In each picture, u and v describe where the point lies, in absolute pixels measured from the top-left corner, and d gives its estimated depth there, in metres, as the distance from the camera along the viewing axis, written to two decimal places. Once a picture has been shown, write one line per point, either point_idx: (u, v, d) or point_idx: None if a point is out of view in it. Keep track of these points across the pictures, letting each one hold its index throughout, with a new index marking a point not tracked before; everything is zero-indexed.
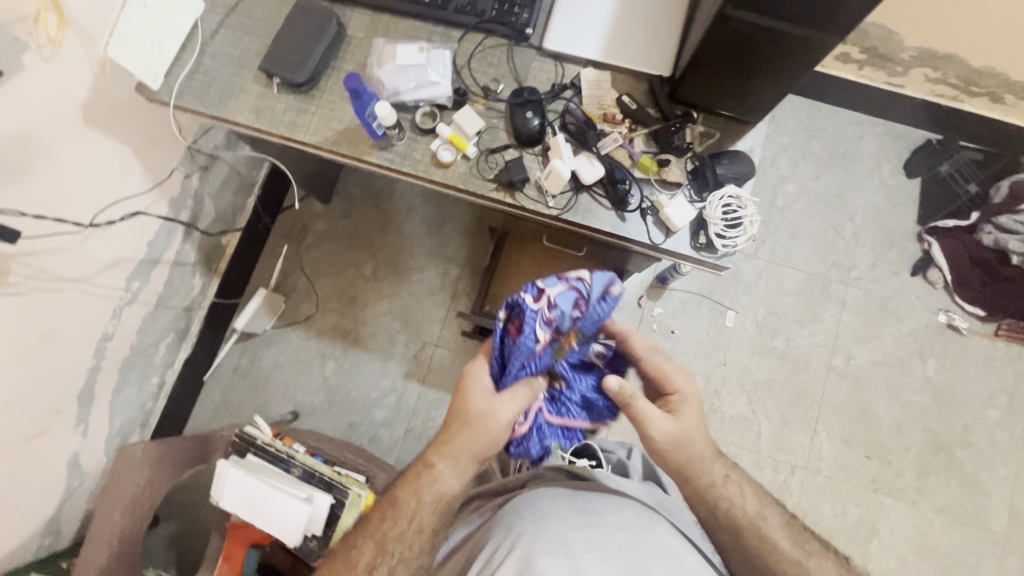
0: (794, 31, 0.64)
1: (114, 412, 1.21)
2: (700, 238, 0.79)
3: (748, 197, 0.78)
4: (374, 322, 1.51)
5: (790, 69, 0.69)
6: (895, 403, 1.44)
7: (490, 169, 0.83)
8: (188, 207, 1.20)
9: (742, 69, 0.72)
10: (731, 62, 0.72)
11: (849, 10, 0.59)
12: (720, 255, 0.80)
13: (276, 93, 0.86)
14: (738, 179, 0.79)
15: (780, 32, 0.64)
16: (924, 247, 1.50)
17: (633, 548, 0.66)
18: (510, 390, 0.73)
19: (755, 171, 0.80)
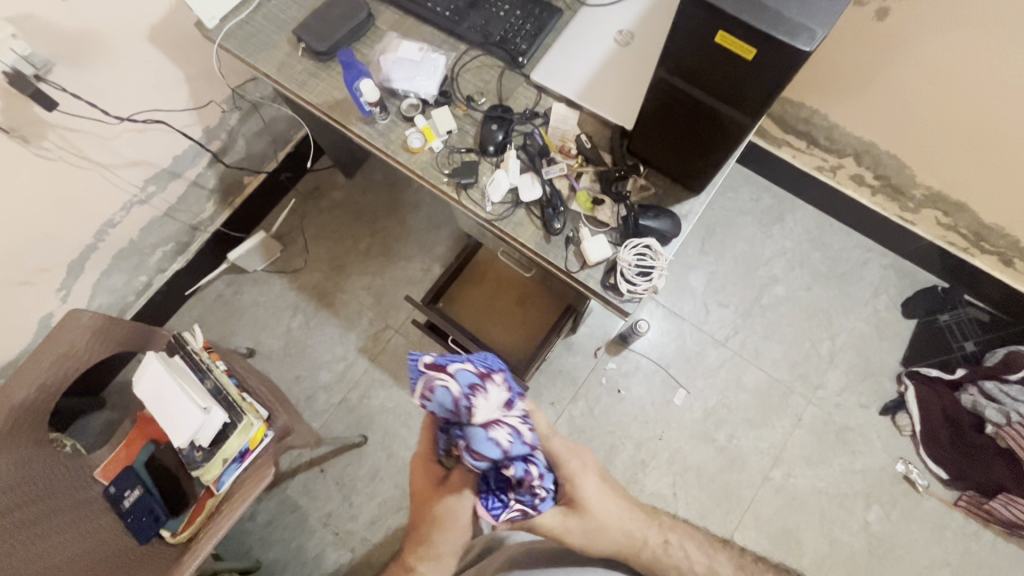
0: (718, 105, 0.69)
1: (96, 292, 1.35)
2: (610, 279, 0.84)
3: (663, 252, 0.82)
4: (350, 293, 1.61)
5: (721, 140, 0.74)
6: (824, 537, 1.36)
7: (447, 164, 0.91)
8: (220, 139, 1.37)
9: (682, 131, 0.78)
10: (672, 124, 0.77)
11: (762, 98, 0.64)
12: (625, 298, 0.83)
13: (299, 55, 1.00)
14: (662, 235, 0.84)
15: (708, 104, 0.70)
16: (899, 388, 1.44)
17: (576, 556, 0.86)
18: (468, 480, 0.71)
19: (679, 233, 0.84)
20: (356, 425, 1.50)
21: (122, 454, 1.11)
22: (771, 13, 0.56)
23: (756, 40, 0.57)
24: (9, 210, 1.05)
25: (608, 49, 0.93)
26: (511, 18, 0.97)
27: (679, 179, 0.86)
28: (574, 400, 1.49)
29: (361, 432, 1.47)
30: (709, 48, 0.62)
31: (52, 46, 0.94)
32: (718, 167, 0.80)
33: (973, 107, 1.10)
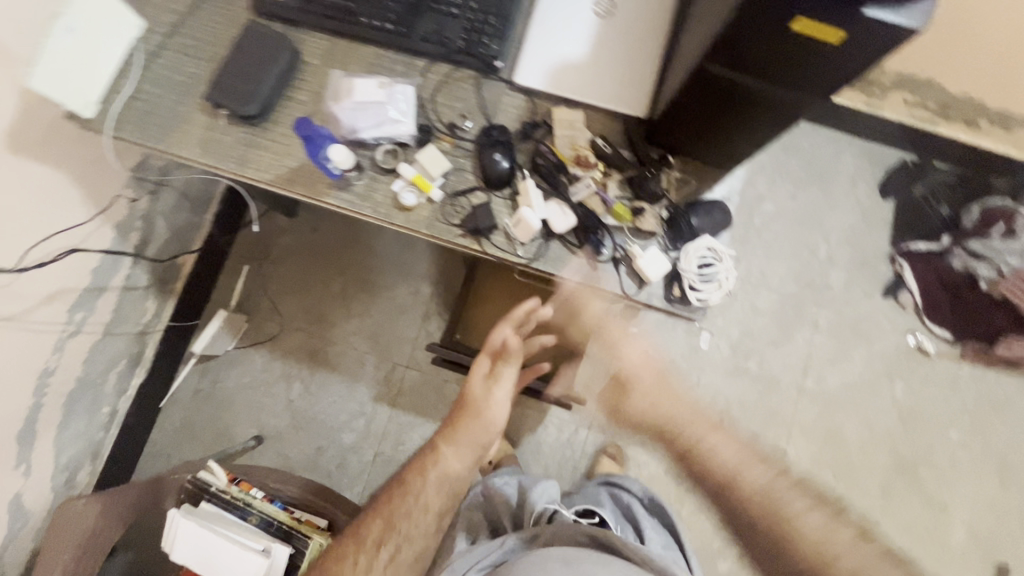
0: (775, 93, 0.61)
1: (60, 446, 1.15)
2: (674, 291, 0.77)
3: (724, 249, 0.77)
4: (343, 342, 1.46)
5: (768, 130, 0.66)
6: (863, 425, 1.48)
7: (453, 212, 0.78)
8: (137, 229, 1.15)
9: (722, 120, 0.69)
10: (711, 113, 0.68)
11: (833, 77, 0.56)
12: (695, 307, 0.77)
13: (224, 124, 0.80)
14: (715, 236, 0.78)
15: (761, 92, 0.61)
16: (895, 269, 1.51)
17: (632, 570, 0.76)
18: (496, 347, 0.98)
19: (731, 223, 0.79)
20: None
21: None
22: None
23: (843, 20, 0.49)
24: None
25: (591, 24, 0.79)
26: (467, 12, 0.80)
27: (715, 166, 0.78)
28: None
29: None
30: (779, 37, 0.53)
31: None
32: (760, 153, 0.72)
33: None
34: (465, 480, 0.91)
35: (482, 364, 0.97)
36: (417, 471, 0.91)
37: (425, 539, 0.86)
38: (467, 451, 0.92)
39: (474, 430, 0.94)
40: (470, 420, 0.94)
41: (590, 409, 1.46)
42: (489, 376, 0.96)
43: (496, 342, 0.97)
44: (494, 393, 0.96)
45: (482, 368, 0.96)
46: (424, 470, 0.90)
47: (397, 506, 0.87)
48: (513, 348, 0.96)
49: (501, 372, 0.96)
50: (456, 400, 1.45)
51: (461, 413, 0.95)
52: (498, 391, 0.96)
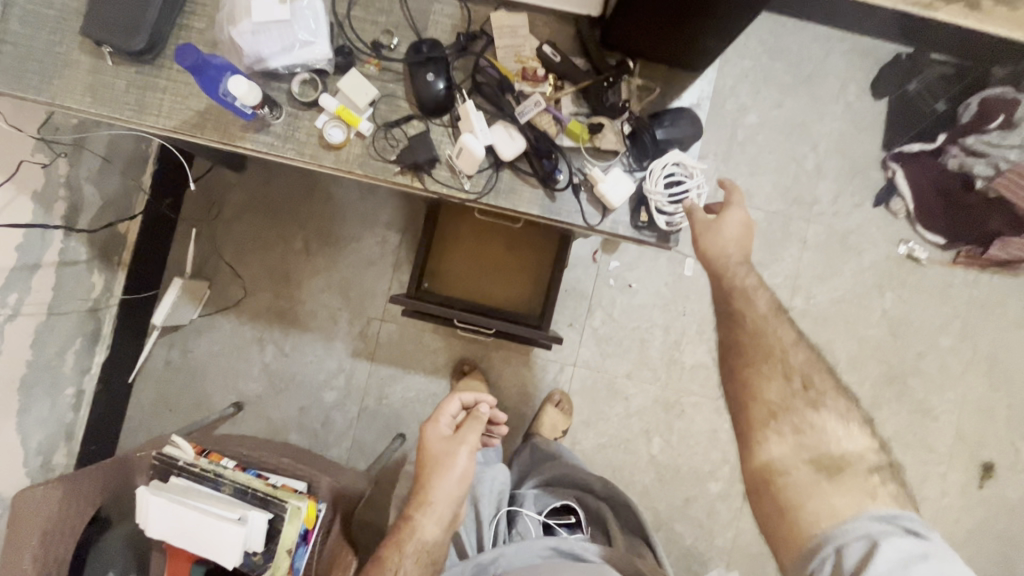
0: None
1: (26, 432, 1.11)
2: (641, 217, 0.70)
3: (695, 163, 0.67)
4: (312, 300, 1.40)
5: (734, 15, 0.57)
6: (852, 339, 1.45)
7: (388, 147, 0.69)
8: (61, 198, 1.05)
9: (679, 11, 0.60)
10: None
11: None
12: (666, 233, 0.70)
13: (111, 64, 0.69)
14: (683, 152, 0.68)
15: None
16: (888, 175, 1.43)
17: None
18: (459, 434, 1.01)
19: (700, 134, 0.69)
20: (387, 428, 1.40)
21: None
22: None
23: None
24: None
25: None
26: None
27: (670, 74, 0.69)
28: (590, 312, 1.42)
29: (397, 433, 1.38)
30: None
31: None
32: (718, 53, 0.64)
33: None
34: (442, 547, 0.95)
35: (450, 407, 1.04)
36: (399, 542, 0.93)
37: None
38: (442, 510, 0.95)
39: (438, 501, 0.96)
40: (424, 496, 0.96)
41: (574, 347, 1.42)
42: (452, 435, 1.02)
43: (457, 403, 1.06)
44: (446, 475, 0.97)
45: (440, 429, 1.02)
46: (397, 546, 0.93)
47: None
48: (477, 413, 1.04)
49: (462, 430, 1.02)
50: (436, 349, 1.41)
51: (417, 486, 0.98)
52: (460, 451, 0.99)
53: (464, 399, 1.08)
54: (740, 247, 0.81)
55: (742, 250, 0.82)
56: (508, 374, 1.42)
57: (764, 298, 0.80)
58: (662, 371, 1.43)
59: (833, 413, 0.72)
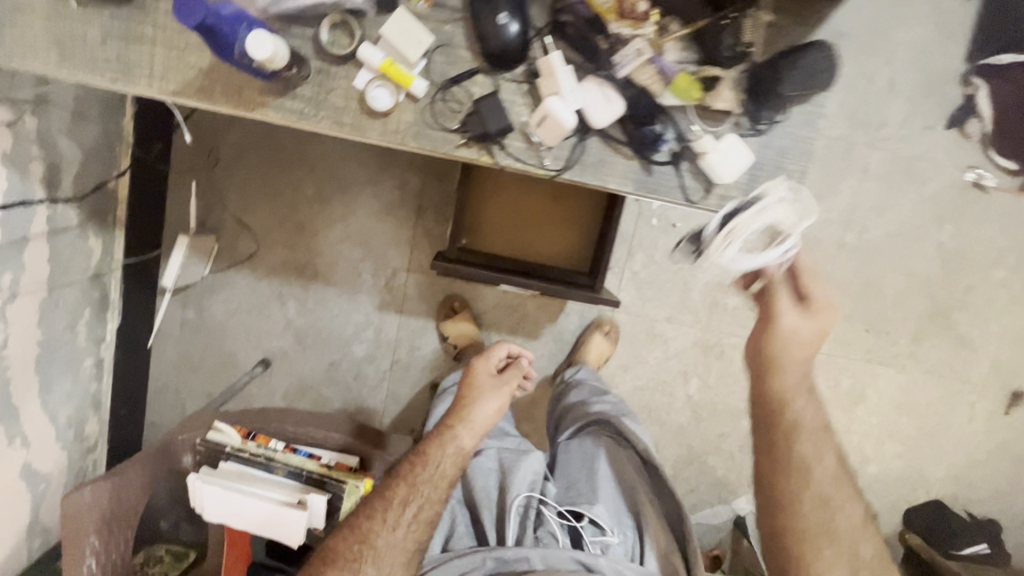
0: None
1: (53, 409, 1.06)
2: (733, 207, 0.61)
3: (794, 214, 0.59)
4: (331, 252, 1.29)
5: None
6: (902, 274, 1.38)
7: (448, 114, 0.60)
8: (37, 158, 0.89)
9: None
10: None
11: None
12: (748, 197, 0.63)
13: (77, 9, 0.62)
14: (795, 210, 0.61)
15: None
16: (968, 92, 1.27)
17: None
18: (508, 372, 1.00)
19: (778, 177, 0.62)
20: (421, 379, 1.36)
21: (235, 555, 0.94)
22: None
23: None
24: None
25: None
26: None
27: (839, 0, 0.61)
28: (631, 255, 1.33)
29: (432, 383, 1.35)
30: None
31: None
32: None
33: None
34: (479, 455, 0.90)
35: (499, 351, 1.02)
36: (438, 445, 0.88)
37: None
38: (481, 427, 0.91)
39: (479, 417, 0.91)
40: (467, 408, 0.93)
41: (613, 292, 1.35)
42: (496, 376, 1.00)
43: (506, 349, 1.03)
44: (490, 399, 0.94)
45: (490, 364, 1.00)
46: (439, 446, 0.88)
47: (417, 473, 0.86)
48: (521, 364, 1.03)
49: (508, 374, 1.00)
50: (467, 300, 1.33)
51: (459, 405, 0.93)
52: (506, 388, 0.96)
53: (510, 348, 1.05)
54: (807, 348, 0.75)
55: (813, 353, 0.75)
56: (545, 322, 1.36)
57: (812, 412, 0.80)
58: (704, 314, 1.38)
59: (850, 519, 0.81)
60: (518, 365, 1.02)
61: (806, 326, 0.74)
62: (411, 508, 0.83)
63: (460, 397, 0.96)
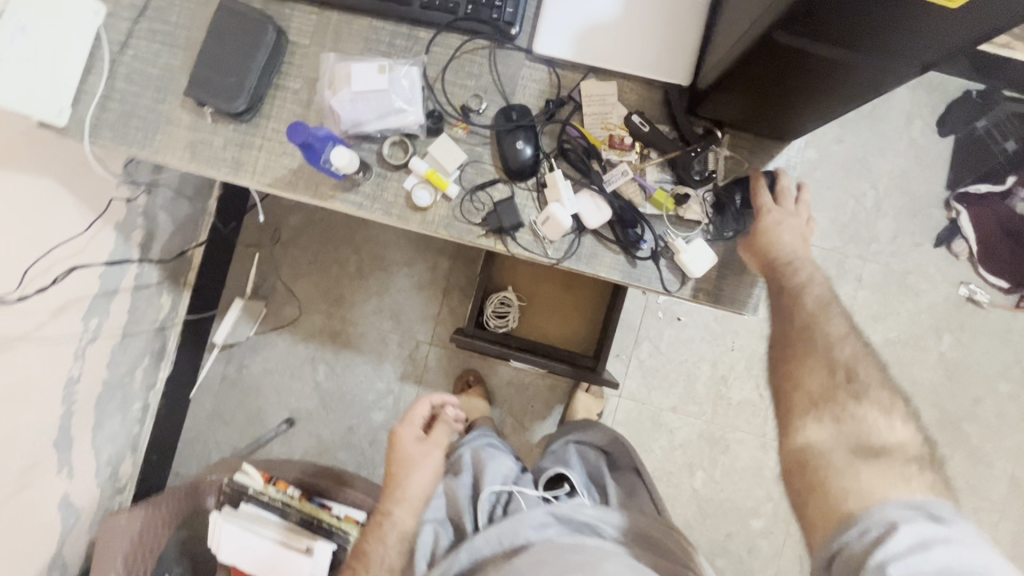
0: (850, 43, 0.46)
1: (99, 445, 1.17)
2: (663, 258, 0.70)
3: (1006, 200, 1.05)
4: (364, 322, 1.43)
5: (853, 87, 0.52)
6: (905, 381, 1.42)
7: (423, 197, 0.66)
8: (139, 227, 1.08)
9: (769, 81, 0.56)
10: (765, 69, 0.54)
11: (918, 46, 0.45)
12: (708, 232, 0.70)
13: (212, 124, 0.71)
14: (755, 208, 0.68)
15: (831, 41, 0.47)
16: (951, 216, 1.39)
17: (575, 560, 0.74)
18: (435, 434, 0.96)
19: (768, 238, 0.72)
20: None
21: None
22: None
23: None
24: None
25: None
26: None
27: (732, 154, 0.69)
28: (637, 344, 1.42)
29: None
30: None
31: None
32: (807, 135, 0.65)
33: None
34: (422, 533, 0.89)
35: (420, 413, 0.98)
36: (378, 537, 0.87)
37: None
38: (417, 502, 0.89)
39: (412, 495, 0.89)
40: (399, 485, 0.90)
41: (620, 379, 1.42)
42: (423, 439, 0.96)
43: (427, 403, 0.99)
44: (425, 465, 0.92)
45: (411, 430, 0.96)
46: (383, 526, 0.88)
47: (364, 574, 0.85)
48: (447, 417, 0.99)
49: (435, 434, 0.96)
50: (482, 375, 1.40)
51: (390, 491, 0.91)
52: (433, 449, 0.94)
53: (434, 401, 1.01)
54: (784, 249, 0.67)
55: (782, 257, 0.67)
56: (554, 403, 1.41)
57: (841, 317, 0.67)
58: (708, 405, 1.43)
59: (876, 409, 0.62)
60: (442, 426, 0.98)
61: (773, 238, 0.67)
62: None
63: (387, 479, 0.92)
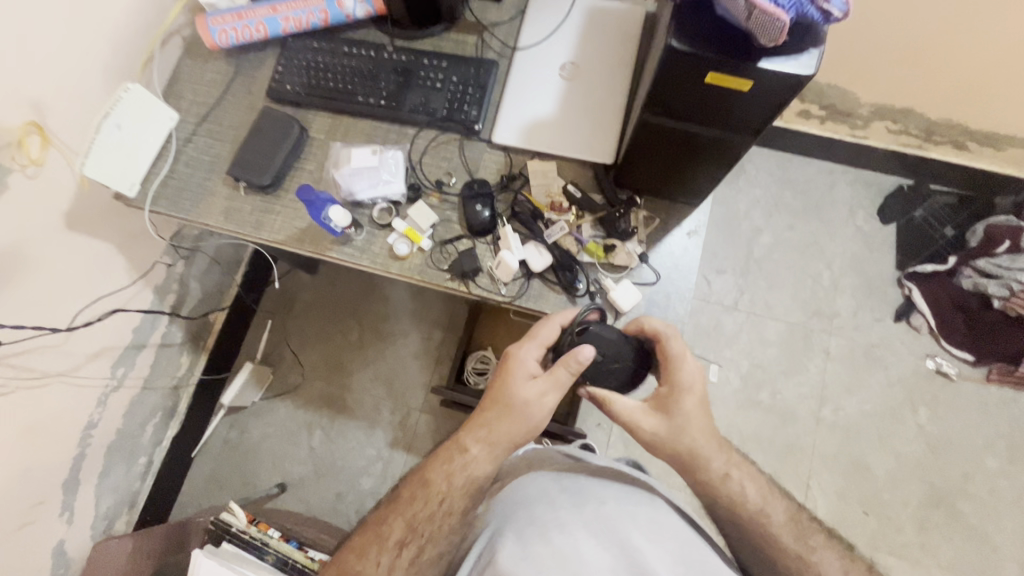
0: (699, 117, 0.64)
1: (101, 494, 1.24)
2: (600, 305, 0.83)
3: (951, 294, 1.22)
4: (360, 390, 1.53)
5: (719, 149, 0.69)
6: (889, 455, 1.42)
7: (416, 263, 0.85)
8: (173, 291, 1.27)
9: (660, 154, 0.74)
10: (654, 144, 0.73)
11: (748, 121, 0.62)
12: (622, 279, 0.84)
13: (243, 195, 0.91)
14: (607, 349, 0.78)
15: (686, 117, 0.65)
16: (905, 292, 1.50)
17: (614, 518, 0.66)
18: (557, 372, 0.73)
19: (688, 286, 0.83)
20: None
21: None
22: (735, 35, 0.52)
23: (750, 75, 0.54)
24: None
25: (558, 86, 0.90)
26: (449, 86, 0.92)
27: (653, 215, 0.85)
28: None
29: None
30: (689, 84, 0.58)
31: None
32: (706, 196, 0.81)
33: (970, 19, 1.10)
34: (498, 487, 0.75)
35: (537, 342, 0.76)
36: (445, 467, 0.75)
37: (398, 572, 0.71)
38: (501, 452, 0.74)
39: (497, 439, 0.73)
40: (496, 416, 0.74)
41: (602, 448, 1.45)
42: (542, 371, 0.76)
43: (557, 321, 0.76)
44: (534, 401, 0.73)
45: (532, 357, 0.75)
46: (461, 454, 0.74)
47: (419, 510, 0.73)
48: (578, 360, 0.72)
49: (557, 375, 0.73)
50: None
51: (487, 415, 0.74)
52: (546, 396, 0.73)
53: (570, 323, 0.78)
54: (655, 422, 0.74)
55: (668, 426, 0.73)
56: None
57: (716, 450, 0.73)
58: None
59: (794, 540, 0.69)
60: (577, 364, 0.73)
61: (645, 420, 0.73)
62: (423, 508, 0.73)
63: (484, 405, 0.75)
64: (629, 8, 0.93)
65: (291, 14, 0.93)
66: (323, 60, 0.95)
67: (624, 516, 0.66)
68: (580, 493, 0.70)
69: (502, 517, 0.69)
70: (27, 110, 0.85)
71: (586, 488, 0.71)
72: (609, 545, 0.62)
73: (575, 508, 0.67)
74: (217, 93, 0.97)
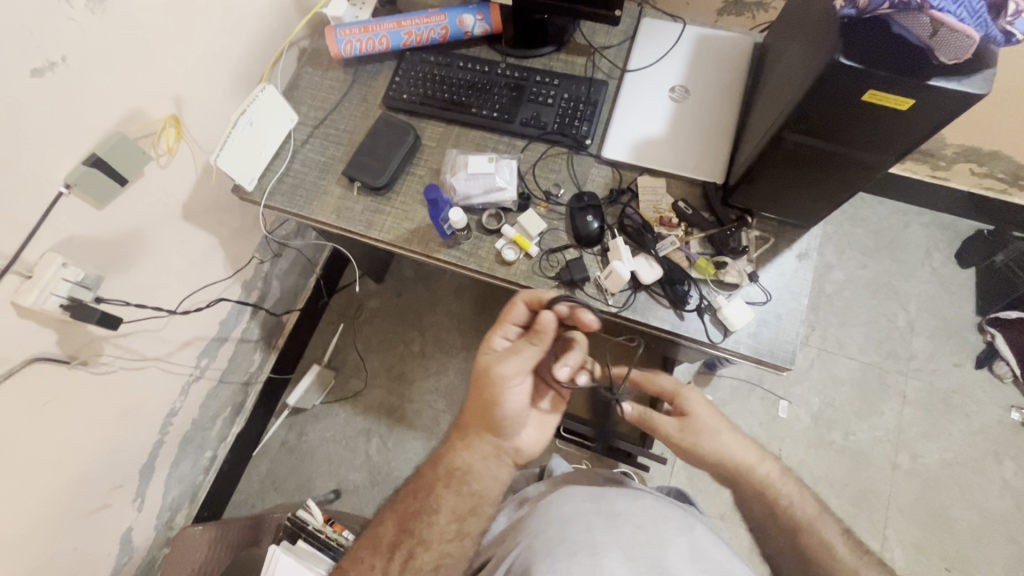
0: (842, 137, 0.64)
1: (169, 485, 1.25)
2: (708, 320, 0.82)
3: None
4: (420, 400, 1.50)
5: (852, 170, 0.69)
6: (973, 509, 1.34)
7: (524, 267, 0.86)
8: (258, 287, 1.31)
9: (783, 175, 0.75)
10: (780, 165, 0.73)
11: (895, 141, 0.62)
12: (731, 292, 0.83)
13: (356, 195, 0.95)
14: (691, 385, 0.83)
15: (825, 138, 0.65)
16: (986, 338, 1.45)
17: (651, 545, 0.69)
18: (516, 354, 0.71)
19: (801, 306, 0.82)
20: None
21: None
22: (906, 53, 0.54)
23: (914, 93, 0.55)
24: (71, 436, 0.94)
25: (668, 107, 0.93)
26: (560, 102, 0.95)
27: (761, 235, 0.86)
28: None
29: None
30: (843, 103, 0.59)
31: (95, 261, 0.86)
32: (822, 219, 0.81)
33: None
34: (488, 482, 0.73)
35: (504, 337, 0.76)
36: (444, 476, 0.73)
37: (455, 545, 0.71)
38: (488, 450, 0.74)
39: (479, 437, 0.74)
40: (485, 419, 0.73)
41: (666, 478, 1.41)
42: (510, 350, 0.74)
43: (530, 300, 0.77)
44: (517, 390, 0.72)
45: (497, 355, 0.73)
46: (466, 454, 0.73)
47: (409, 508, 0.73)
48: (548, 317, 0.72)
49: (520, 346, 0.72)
50: (528, 463, 1.41)
51: (478, 411, 0.73)
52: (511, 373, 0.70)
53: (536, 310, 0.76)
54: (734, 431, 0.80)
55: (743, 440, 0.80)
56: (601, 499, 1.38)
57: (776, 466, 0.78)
58: None
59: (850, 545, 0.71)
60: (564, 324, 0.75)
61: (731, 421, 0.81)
62: (457, 498, 0.72)
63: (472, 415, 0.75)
64: (737, 37, 0.96)
65: (413, 29, 0.98)
66: (439, 72, 0.99)
67: (659, 544, 0.69)
68: (615, 513, 0.72)
69: (537, 529, 0.73)
70: (169, 104, 0.90)
71: (624, 509, 0.73)
72: (639, 566, 0.66)
73: (609, 529, 0.70)
74: (335, 99, 1.02)
